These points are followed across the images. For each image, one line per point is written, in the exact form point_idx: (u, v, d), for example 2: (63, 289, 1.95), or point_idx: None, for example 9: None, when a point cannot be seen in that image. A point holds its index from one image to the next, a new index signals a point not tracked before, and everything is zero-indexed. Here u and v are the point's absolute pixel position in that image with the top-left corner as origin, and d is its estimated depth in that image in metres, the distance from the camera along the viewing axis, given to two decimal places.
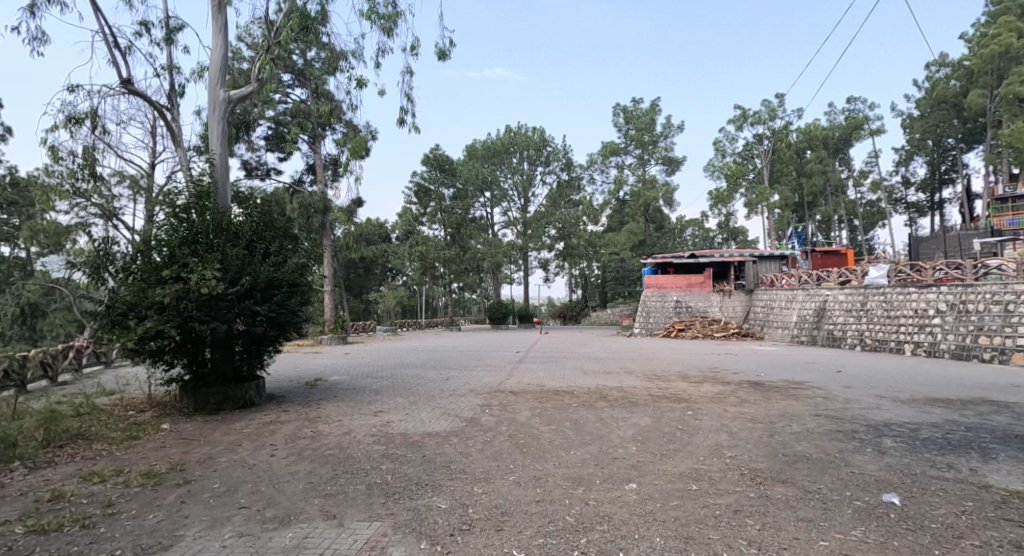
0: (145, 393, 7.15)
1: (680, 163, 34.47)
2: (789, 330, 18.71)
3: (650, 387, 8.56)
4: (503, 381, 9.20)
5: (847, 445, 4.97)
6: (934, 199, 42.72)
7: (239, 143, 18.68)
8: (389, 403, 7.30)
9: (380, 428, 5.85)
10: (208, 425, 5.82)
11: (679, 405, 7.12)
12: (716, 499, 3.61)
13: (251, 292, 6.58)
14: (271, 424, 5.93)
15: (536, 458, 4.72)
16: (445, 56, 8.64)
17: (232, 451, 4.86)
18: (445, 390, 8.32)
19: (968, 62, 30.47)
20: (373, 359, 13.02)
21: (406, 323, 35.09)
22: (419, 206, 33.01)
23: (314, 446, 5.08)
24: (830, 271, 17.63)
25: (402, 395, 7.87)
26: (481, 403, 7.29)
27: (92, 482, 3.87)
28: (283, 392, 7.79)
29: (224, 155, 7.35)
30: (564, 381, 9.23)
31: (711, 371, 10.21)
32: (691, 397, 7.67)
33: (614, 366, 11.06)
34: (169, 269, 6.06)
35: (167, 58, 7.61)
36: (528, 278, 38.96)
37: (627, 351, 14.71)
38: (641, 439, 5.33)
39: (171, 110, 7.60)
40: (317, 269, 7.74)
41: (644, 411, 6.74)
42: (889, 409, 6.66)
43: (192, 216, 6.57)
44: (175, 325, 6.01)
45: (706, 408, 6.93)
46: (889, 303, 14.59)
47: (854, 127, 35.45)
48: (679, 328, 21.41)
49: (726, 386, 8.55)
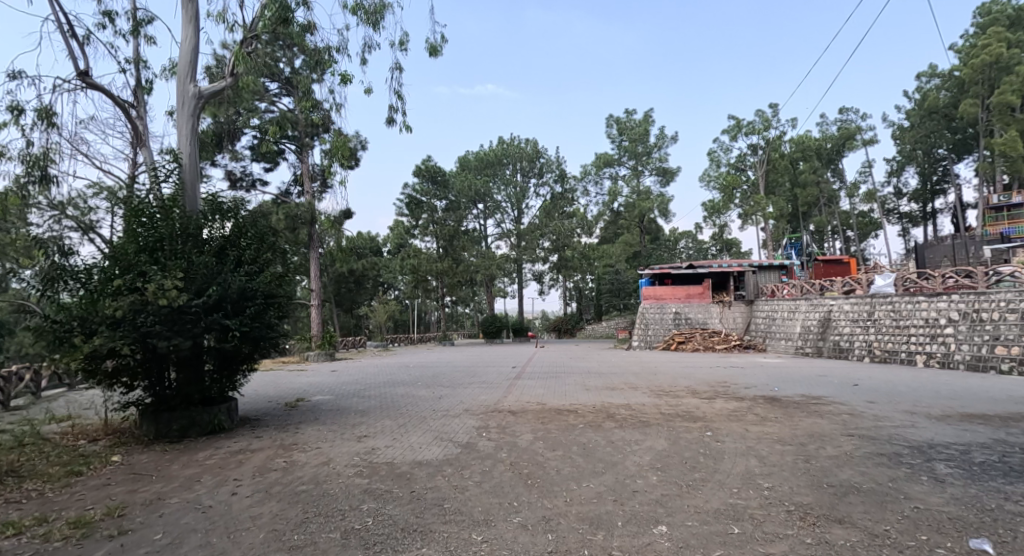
0: (101, 418, 6.41)
1: (675, 173, 34.16)
2: (792, 342, 18.17)
3: (659, 404, 7.93)
4: (500, 399, 8.55)
5: (896, 471, 4.36)
6: (927, 210, 42.70)
7: (222, 153, 18.02)
8: (376, 427, 6.62)
9: (365, 456, 5.18)
10: (166, 457, 5.09)
11: (695, 425, 6.49)
12: (766, 548, 2.97)
13: (220, 305, 5.91)
14: (239, 453, 5.22)
15: (543, 493, 4.05)
16: (437, 52, 8.07)
17: (187, 489, 4.15)
18: (438, 410, 7.64)
19: (959, 72, 30.48)
20: (359, 376, 12.32)
21: (398, 338, 34.23)
22: (411, 218, 32.47)
23: (284, 481, 4.37)
24: (833, 280, 17.17)
25: (391, 417, 7.20)
26: (478, 426, 6.62)
27: (4, 536, 3.17)
28: (259, 414, 7.11)
29: (193, 155, 6.70)
30: (565, 398, 8.60)
31: (721, 387, 9.60)
32: (706, 416, 7.05)
33: (617, 382, 10.42)
34: (124, 279, 5.37)
35: (133, 51, 7.00)
36: (522, 291, 38.30)
37: (628, 365, 14.10)
38: (662, 467, 4.68)
39: (136, 107, 6.97)
40: (298, 279, 7.10)
41: (658, 432, 6.10)
42: (926, 427, 6.07)
43: (153, 220, 5.89)
44: (132, 342, 5.33)
45: (725, 428, 6.30)
46: (898, 312, 14.10)
47: (846, 138, 35.48)
48: (679, 341, 20.83)
49: (741, 402, 7.93)
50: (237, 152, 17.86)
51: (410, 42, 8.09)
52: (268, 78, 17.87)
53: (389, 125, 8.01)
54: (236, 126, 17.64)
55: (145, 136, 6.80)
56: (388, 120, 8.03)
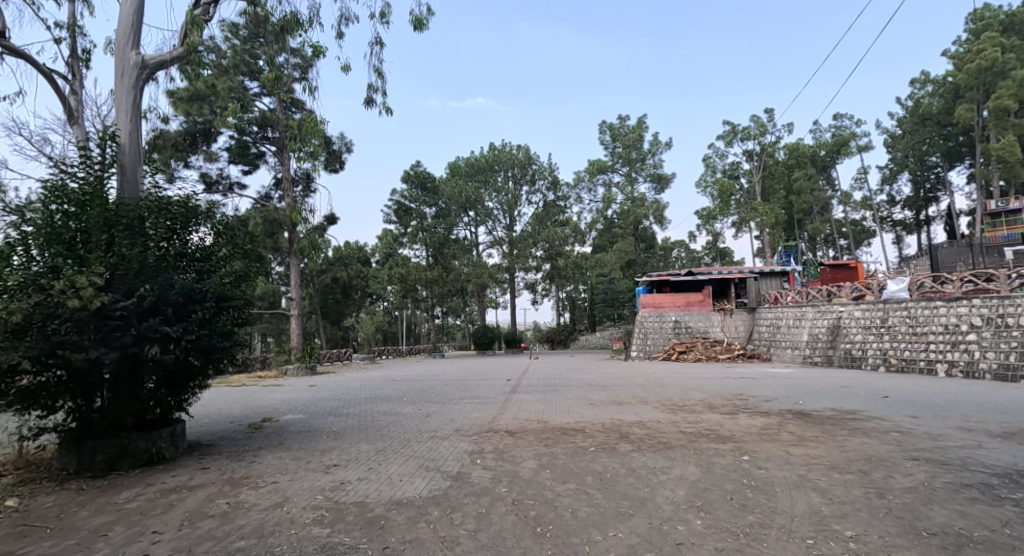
0: (13, 450, 5.34)
1: (670, 180, 33.50)
2: (799, 351, 17.35)
3: (677, 422, 6.96)
4: (495, 417, 7.57)
5: (1004, 512, 3.43)
6: (920, 217, 42.10)
7: (196, 155, 16.99)
8: (350, 453, 5.60)
9: (330, 495, 4.15)
10: (78, 500, 4.05)
11: (725, 446, 5.54)
12: None
13: (158, 309, 4.95)
14: (172, 494, 4.19)
15: (559, 547, 3.09)
16: (421, 25, 7.22)
17: (84, 549, 3.11)
18: (423, 431, 6.65)
19: (953, 78, 30.05)
20: (340, 391, 11.28)
21: (386, 351, 33.06)
22: (399, 226, 31.47)
23: (218, 534, 3.34)
24: (841, 286, 16.45)
25: (368, 440, 6.17)
26: (471, 450, 5.64)
27: None
28: (212, 438, 6.09)
29: (132, 132, 5.70)
30: (568, 415, 7.64)
31: (739, 401, 8.69)
32: (734, 435, 6.13)
33: (623, 396, 9.48)
34: (31, 276, 4.37)
35: (68, 15, 6.07)
36: (514, 301, 37.24)
37: (631, 376, 13.21)
38: (703, 506, 3.72)
39: (70, 80, 5.99)
40: (255, 282, 6.19)
41: (685, 457, 5.13)
42: (998, 448, 5.17)
43: (77, 211, 4.91)
44: (41, 356, 4.32)
45: (762, 449, 5.39)
46: (913, 318, 13.28)
47: (841, 144, 35.13)
48: (679, 351, 19.95)
49: (769, 418, 7.02)
50: (212, 153, 16.89)
51: (392, 15, 7.23)
52: (247, 76, 17.06)
53: (368, 106, 7.09)
54: (211, 125, 16.55)
55: (77, 114, 5.82)
56: (367, 100, 7.12)
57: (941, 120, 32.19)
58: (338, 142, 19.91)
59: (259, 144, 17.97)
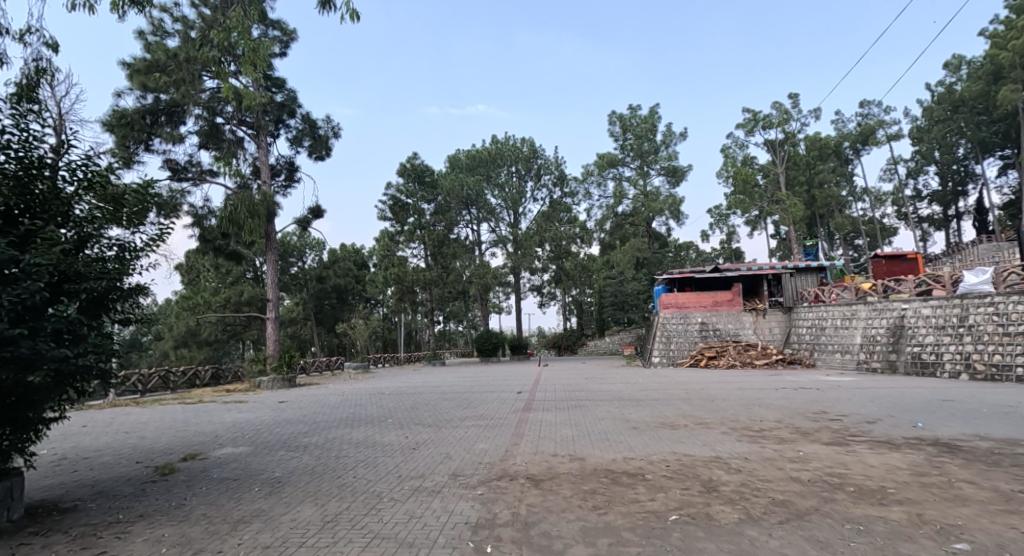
0: None
1: (685, 173, 31.35)
2: (851, 355, 15.15)
3: (777, 462, 4.73)
4: (507, 451, 5.40)
5: None
6: (949, 213, 39.59)
7: (155, 137, 14.88)
8: (278, 529, 3.40)
9: None
10: None
11: (897, 515, 3.32)
12: None
13: None
14: None
15: None
16: None
17: None
18: (402, 480, 4.47)
19: (992, 59, 27.62)
20: (312, 409, 9.18)
21: (384, 358, 31.01)
22: (396, 223, 29.09)
23: None
24: (902, 280, 14.16)
25: (316, 498, 4.01)
26: (475, 522, 3.43)
27: None
28: (75, 502, 3.99)
29: None
30: (611, 447, 5.48)
31: (835, 423, 6.50)
32: (886, 488, 3.93)
33: (675, 415, 7.29)
34: None
35: None
36: (519, 304, 35.10)
37: (668, 387, 11.12)
38: None
39: None
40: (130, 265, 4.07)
41: (848, 543, 2.93)
42: None
43: None
44: None
45: (966, 521, 3.19)
46: (1003, 316, 11.05)
47: (867, 134, 32.83)
48: (709, 356, 17.78)
49: (909, 455, 4.82)
50: (174, 134, 14.68)
51: None
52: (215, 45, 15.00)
53: (324, 10, 4.92)
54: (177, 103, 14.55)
55: None
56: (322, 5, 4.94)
57: (975, 105, 29.83)
58: (324, 126, 17.87)
59: (234, 127, 15.81)
